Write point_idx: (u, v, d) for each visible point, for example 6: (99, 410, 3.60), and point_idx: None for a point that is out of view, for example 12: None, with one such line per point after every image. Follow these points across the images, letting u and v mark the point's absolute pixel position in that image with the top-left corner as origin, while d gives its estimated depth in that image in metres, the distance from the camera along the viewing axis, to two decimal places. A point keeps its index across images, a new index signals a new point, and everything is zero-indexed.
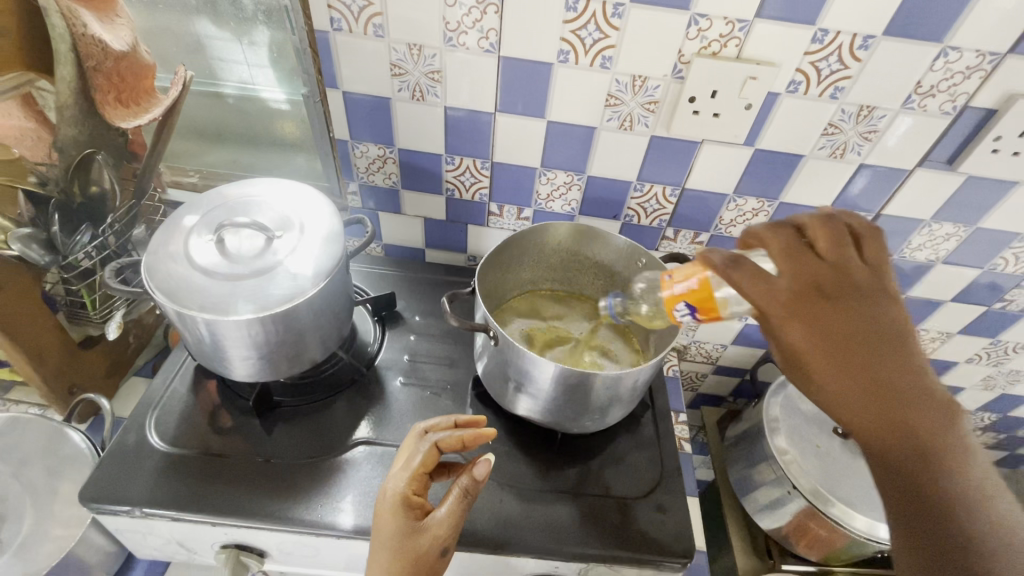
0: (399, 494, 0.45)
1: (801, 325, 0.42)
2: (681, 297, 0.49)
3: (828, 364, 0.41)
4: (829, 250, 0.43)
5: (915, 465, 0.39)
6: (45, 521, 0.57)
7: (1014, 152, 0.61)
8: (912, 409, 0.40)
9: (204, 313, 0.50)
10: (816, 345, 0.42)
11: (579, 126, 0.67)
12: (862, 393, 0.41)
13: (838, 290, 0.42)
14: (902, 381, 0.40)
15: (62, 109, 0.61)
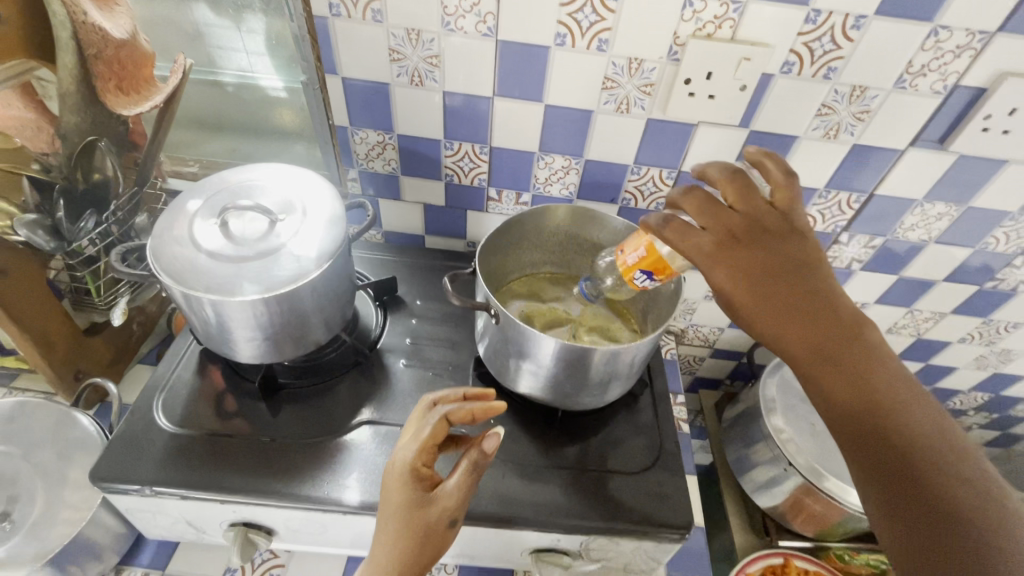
0: (408, 466, 0.44)
1: (729, 267, 0.47)
2: (635, 266, 0.54)
3: (758, 303, 0.46)
4: (740, 198, 0.48)
5: (854, 375, 0.45)
6: (56, 502, 0.58)
7: (1004, 130, 0.62)
8: (835, 330, 0.46)
9: (210, 295, 0.50)
10: (746, 286, 0.46)
11: (576, 110, 0.67)
12: (794, 321, 0.46)
13: (752, 234, 0.47)
14: (817, 308, 0.46)
15: (65, 97, 0.61)
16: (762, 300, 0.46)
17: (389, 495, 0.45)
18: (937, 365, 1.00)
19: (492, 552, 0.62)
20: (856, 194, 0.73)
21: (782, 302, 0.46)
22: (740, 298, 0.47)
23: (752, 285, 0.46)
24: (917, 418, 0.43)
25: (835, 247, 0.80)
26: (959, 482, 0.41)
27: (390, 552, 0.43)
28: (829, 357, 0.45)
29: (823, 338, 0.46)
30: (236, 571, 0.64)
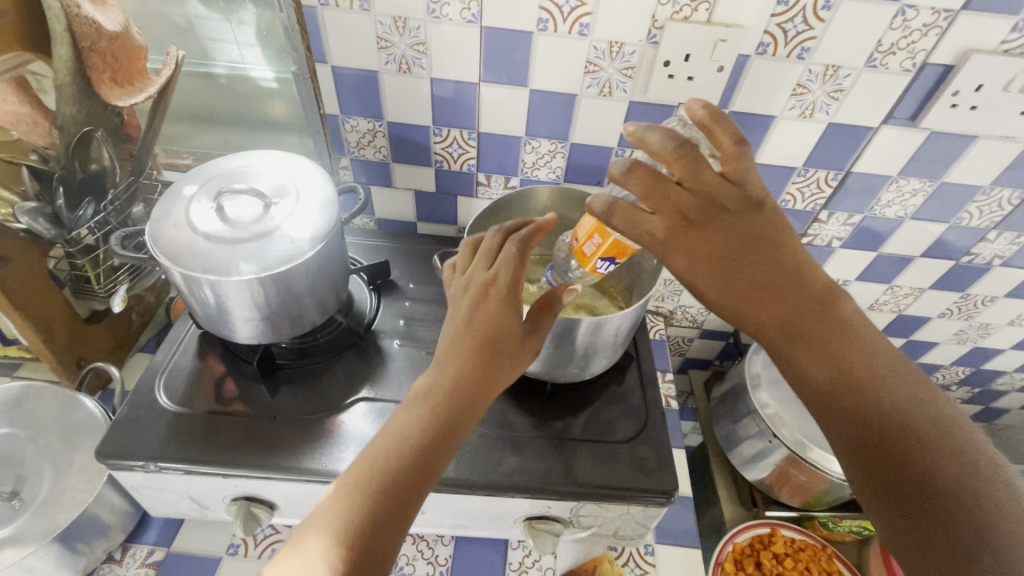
0: (509, 284, 0.48)
1: (686, 254, 0.47)
2: (595, 256, 0.51)
3: (719, 289, 0.48)
4: (685, 176, 0.44)
5: (813, 342, 0.48)
6: (62, 482, 0.60)
7: (971, 106, 0.65)
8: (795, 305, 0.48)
9: (209, 275, 0.52)
10: (705, 272, 0.47)
11: (560, 94, 0.69)
12: (753, 299, 0.48)
13: (704, 215, 0.46)
14: (775, 281, 0.47)
15: (61, 89, 0.63)
16: (725, 284, 0.48)
17: (473, 316, 0.47)
18: (919, 341, 1.03)
19: (486, 521, 0.65)
20: (833, 171, 0.75)
21: (744, 283, 0.47)
22: (703, 284, 0.48)
23: (712, 272, 0.47)
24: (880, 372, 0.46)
25: (815, 225, 0.83)
26: (920, 431, 0.44)
27: (461, 368, 0.46)
28: (792, 331, 0.48)
29: (784, 315, 0.48)
30: (239, 546, 0.66)
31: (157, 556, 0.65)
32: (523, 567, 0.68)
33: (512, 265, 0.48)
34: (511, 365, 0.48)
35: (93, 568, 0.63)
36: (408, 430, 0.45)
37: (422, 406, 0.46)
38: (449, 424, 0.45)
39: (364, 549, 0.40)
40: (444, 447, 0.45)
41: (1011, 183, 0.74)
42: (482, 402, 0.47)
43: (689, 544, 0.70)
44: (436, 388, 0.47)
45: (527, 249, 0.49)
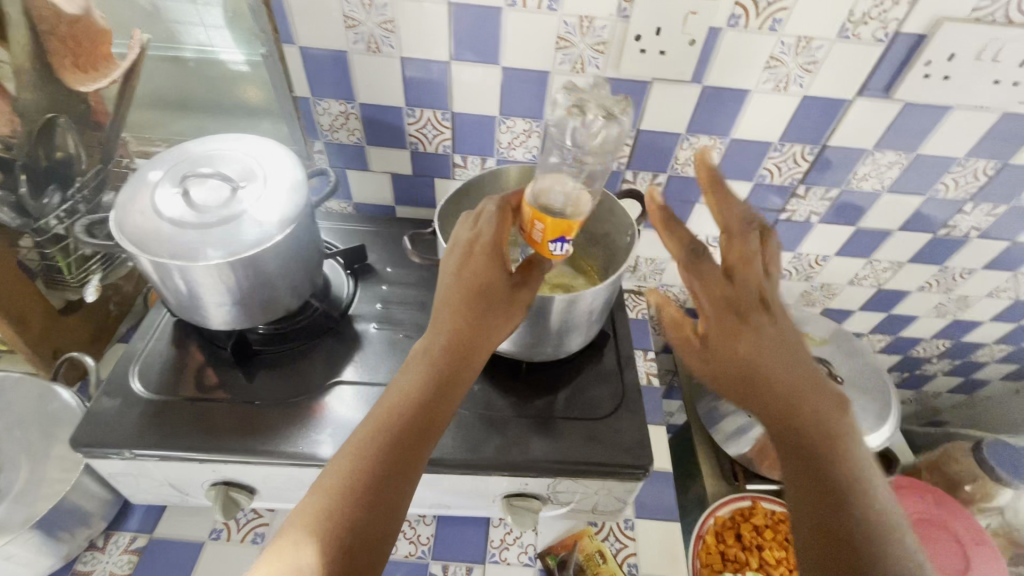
0: (492, 236, 0.51)
1: (739, 339, 0.46)
2: (545, 239, 0.50)
3: (736, 374, 0.47)
4: (744, 249, 0.48)
5: (817, 445, 0.46)
6: (40, 471, 0.60)
7: (944, 76, 0.65)
8: (807, 408, 0.46)
9: (176, 261, 0.52)
10: (737, 361, 0.46)
11: (532, 72, 0.69)
12: (771, 394, 0.46)
13: (748, 309, 0.47)
14: (796, 385, 0.46)
15: (20, 73, 0.61)
16: (746, 372, 0.46)
17: (459, 272, 0.51)
18: (900, 315, 1.04)
19: (465, 500, 0.66)
20: (809, 146, 0.75)
21: (767, 378, 0.46)
22: (732, 364, 0.46)
23: (757, 359, 0.46)
24: (865, 491, 0.45)
25: (793, 200, 0.83)
26: (892, 558, 0.41)
27: (455, 322, 0.49)
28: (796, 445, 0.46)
29: (798, 420, 0.46)
30: (222, 530, 0.67)
31: (140, 542, 0.65)
32: (505, 544, 0.69)
33: (491, 222, 0.52)
34: (504, 317, 0.51)
35: (76, 556, 0.63)
36: (404, 394, 0.47)
37: (421, 365, 0.48)
38: (448, 376, 0.48)
39: (364, 520, 0.42)
40: (440, 405, 0.47)
41: (986, 154, 0.74)
42: (478, 356, 0.50)
43: (668, 517, 0.72)
44: (431, 345, 0.49)
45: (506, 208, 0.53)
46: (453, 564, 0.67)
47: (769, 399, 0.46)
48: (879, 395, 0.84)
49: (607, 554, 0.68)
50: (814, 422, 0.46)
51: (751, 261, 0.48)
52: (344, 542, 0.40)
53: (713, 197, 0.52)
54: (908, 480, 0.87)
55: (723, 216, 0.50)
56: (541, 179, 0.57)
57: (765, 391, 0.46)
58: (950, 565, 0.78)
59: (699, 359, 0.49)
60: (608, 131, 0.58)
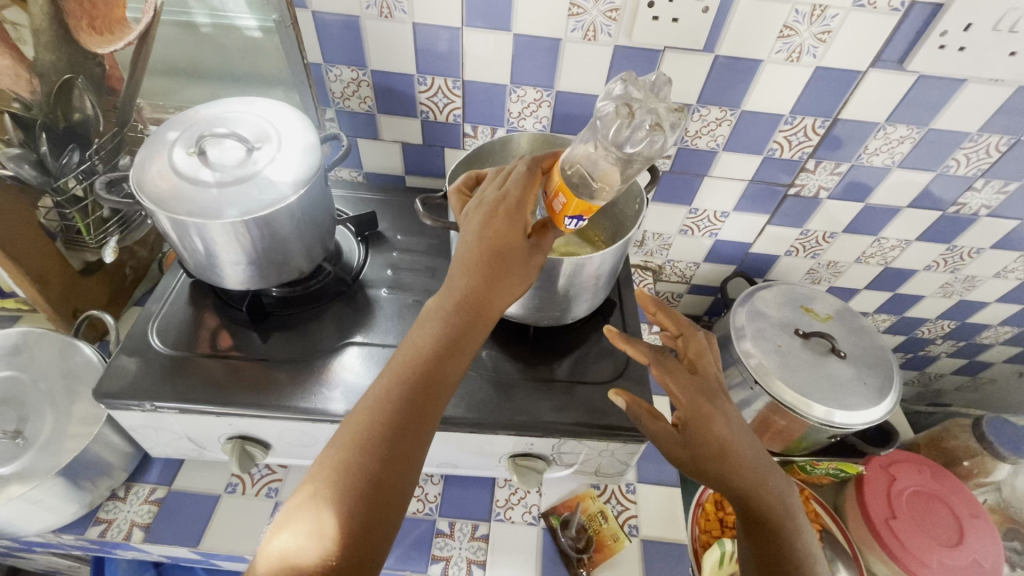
0: (515, 199, 0.51)
1: (713, 420, 0.51)
2: (563, 213, 0.50)
3: (710, 462, 0.51)
4: (699, 346, 0.58)
5: (773, 517, 0.51)
6: (64, 421, 0.62)
7: (960, 47, 0.64)
8: (767, 482, 0.51)
9: (193, 219, 0.53)
10: (713, 439, 0.51)
11: (544, 39, 0.69)
12: (743, 475, 0.51)
13: (711, 393, 0.54)
14: (759, 463, 0.52)
15: (38, 34, 0.62)
16: (721, 452, 0.51)
17: (482, 228, 0.51)
18: (905, 295, 1.05)
19: (472, 460, 0.68)
20: (821, 118, 0.74)
21: (739, 458, 0.51)
22: (711, 449, 0.51)
23: (728, 438, 0.51)
24: (810, 556, 0.50)
25: (802, 174, 0.83)
26: None
27: (470, 279, 0.50)
28: (752, 520, 0.52)
29: (757, 499, 0.51)
30: (238, 484, 0.70)
31: (159, 494, 0.68)
32: (509, 504, 0.71)
33: (519, 183, 0.52)
34: (523, 277, 0.51)
35: (99, 505, 0.66)
36: (418, 350, 0.48)
37: (434, 321, 0.49)
38: (459, 331, 0.49)
39: (385, 464, 0.43)
40: (455, 361, 0.48)
41: (999, 129, 0.73)
42: (492, 312, 0.50)
43: (669, 483, 0.73)
44: (444, 302, 0.50)
45: (532, 172, 0.53)
46: (459, 521, 0.69)
47: (737, 483, 0.51)
48: (882, 369, 0.85)
49: (609, 515, 0.70)
50: (772, 497, 0.51)
51: (704, 353, 0.57)
52: (367, 483, 0.42)
53: (665, 312, 0.61)
54: (907, 456, 0.88)
55: (670, 318, 0.60)
56: (583, 142, 0.56)
57: (736, 475, 0.50)
58: (944, 537, 0.79)
59: (675, 447, 0.53)
60: (651, 140, 0.54)
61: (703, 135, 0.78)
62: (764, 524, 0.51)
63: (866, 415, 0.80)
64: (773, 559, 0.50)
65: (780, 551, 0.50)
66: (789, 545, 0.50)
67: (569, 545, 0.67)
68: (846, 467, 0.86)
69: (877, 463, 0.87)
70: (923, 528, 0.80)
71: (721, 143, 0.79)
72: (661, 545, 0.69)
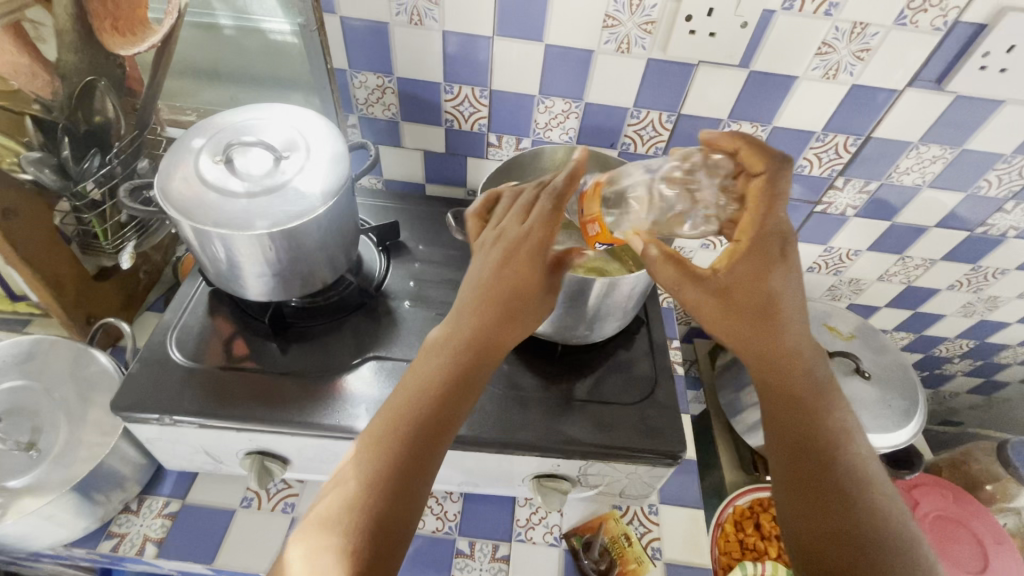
0: (534, 241, 0.50)
1: (756, 280, 0.48)
2: (594, 238, 0.53)
3: (731, 325, 0.50)
4: (761, 190, 0.47)
5: (789, 390, 0.52)
6: (78, 431, 0.61)
7: (1001, 69, 0.63)
8: (792, 347, 0.51)
9: (220, 229, 0.52)
10: (757, 292, 0.48)
11: (577, 50, 0.67)
12: (765, 336, 0.50)
13: (758, 249, 0.48)
14: (786, 328, 0.50)
15: (62, 35, 0.60)
16: (761, 304, 0.49)
17: (500, 266, 0.50)
18: (926, 313, 1.03)
19: (494, 479, 0.66)
20: (853, 137, 0.73)
21: (760, 319, 0.49)
22: (747, 304, 0.49)
23: (771, 294, 0.48)
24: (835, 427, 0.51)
25: (830, 192, 0.81)
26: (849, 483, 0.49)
27: (481, 314, 0.49)
28: (773, 389, 0.52)
29: (787, 370, 0.51)
30: (253, 499, 0.68)
31: (173, 507, 0.66)
32: (530, 524, 0.70)
33: (541, 222, 0.51)
34: (533, 315, 0.51)
35: (111, 518, 0.64)
36: (429, 378, 0.47)
37: (442, 350, 0.49)
38: (468, 366, 0.48)
39: (392, 491, 0.42)
40: (464, 391, 0.48)
41: None
42: (502, 348, 0.50)
43: (692, 504, 0.72)
44: (454, 336, 0.49)
45: (556, 211, 0.51)
46: (480, 541, 0.68)
47: (774, 349, 0.50)
48: (907, 391, 0.83)
49: (633, 537, 0.69)
50: (796, 365, 0.51)
51: (765, 206, 0.47)
52: (376, 515, 0.41)
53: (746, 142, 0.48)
54: (931, 478, 0.86)
55: (751, 153, 0.48)
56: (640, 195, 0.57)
57: (768, 337, 0.50)
58: (968, 563, 0.78)
59: (706, 302, 0.49)
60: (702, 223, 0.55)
61: None
62: (793, 404, 0.52)
63: (890, 438, 0.79)
64: (803, 446, 0.51)
65: (810, 435, 0.51)
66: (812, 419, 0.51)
67: (591, 568, 0.65)
68: None
69: (899, 486, 0.85)
70: (947, 553, 0.79)
71: None
72: (685, 568, 0.67)
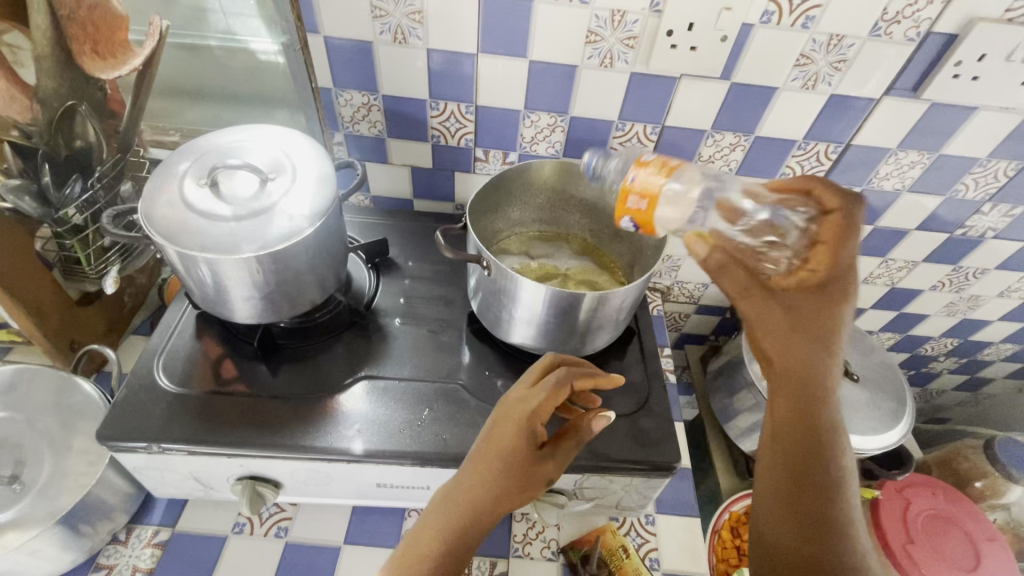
0: (528, 413, 0.49)
1: (810, 307, 0.46)
2: (627, 212, 0.51)
3: (768, 333, 0.49)
4: (835, 229, 0.44)
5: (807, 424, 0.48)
6: (63, 463, 0.59)
7: (973, 77, 0.65)
8: (823, 379, 0.48)
9: (206, 254, 0.51)
10: (813, 316, 0.46)
11: (561, 66, 0.68)
12: (798, 359, 0.48)
13: (820, 282, 0.46)
14: (819, 360, 0.47)
15: (40, 61, 0.60)
16: (821, 327, 0.46)
17: (492, 434, 0.49)
18: (909, 314, 1.05)
19: None
20: (833, 144, 0.75)
21: (796, 343, 0.48)
22: (796, 323, 0.47)
23: (816, 319, 0.46)
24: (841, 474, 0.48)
25: None
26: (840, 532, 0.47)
27: (481, 474, 0.48)
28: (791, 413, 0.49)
29: (826, 402, 0.48)
30: (245, 524, 0.67)
31: (162, 536, 0.65)
32: (528, 539, 0.69)
33: (540, 395, 0.49)
34: (528, 485, 0.48)
35: (98, 550, 0.63)
36: (434, 533, 0.47)
37: (447, 501, 0.48)
38: (467, 525, 0.47)
39: None
40: (463, 544, 0.47)
41: (1007, 155, 0.74)
42: (496, 513, 0.48)
43: (688, 513, 0.72)
44: (456, 490, 0.48)
45: (554, 388, 0.50)
46: (477, 558, 0.67)
47: (820, 374, 0.48)
48: (895, 393, 0.85)
49: (631, 548, 0.68)
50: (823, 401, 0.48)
51: (839, 241, 0.44)
52: None
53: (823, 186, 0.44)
54: (921, 478, 0.88)
55: (824, 191, 0.44)
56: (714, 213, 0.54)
57: (802, 360, 0.48)
58: (960, 560, 0.79)
59: (768, 312, 0.49)
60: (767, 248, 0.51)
61: (716, 160, 0.78)
62: (815, 437, 0.48)
63: (881, 440, 0.80)
64: (807, 480, 0.48)
65: (815, 474, 0.48)
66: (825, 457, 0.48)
67: None
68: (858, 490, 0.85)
69: (892, 487, 0.85)
70: (940, 551, 0.79)
71: (734, 168, 0.79)
72: None
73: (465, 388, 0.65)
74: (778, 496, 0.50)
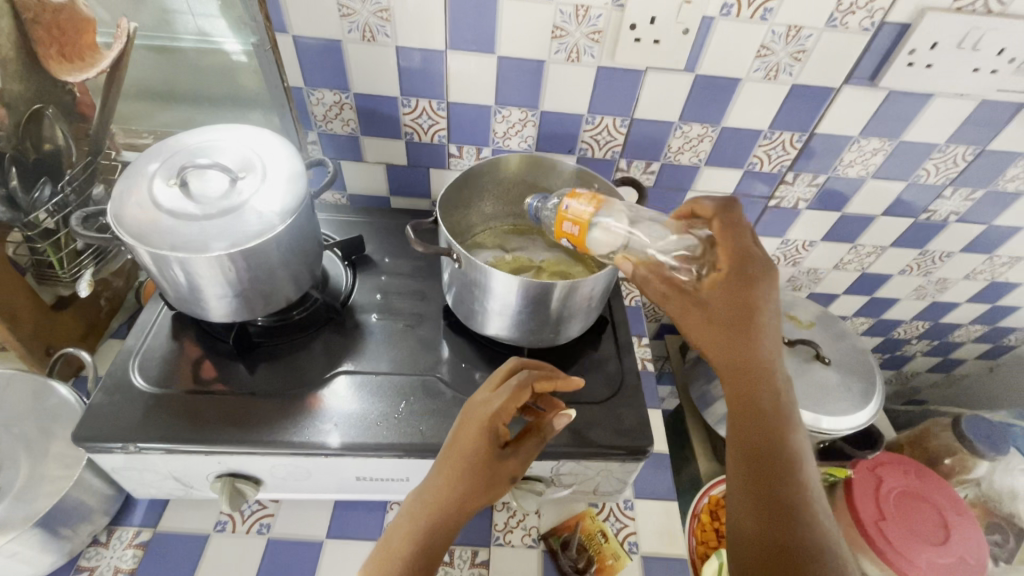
0: (489, 417, 0.49)
1: (730, 299, 0.50)
2: (565, 235, 0.59)
3: (699, 332, 0.52)
4: (723, 227, 0.51)
5: (754, 409, 0.51)
6: (40, 466, 0.59)
7: (928, 65, 0.67)
8: (758, 365, 0.51)
9: (177, 253, 0.51)
10: (735, 308, 0.50)
11: (528, 61, 0.69)
12: (731, 350, 0.51)
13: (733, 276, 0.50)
14: (753, 348, 0.50)
15: (5, 65, 0.59)
16: (738, 319, 0.50)
17: (455, 438, 0.50)
18: (881, 298, 1.08)
19: None
20: (798, 133, 0.77)
21: (726, 337, 0.51)
22: (723, 318, 0.51)
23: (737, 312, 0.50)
24: (794, 454, 0.50)
25: (782, 186, 0.85)
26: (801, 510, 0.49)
27: (448, 476, 0.49)
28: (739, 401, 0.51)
29: (762, 383, 0.51)
30: (227, 522, 0.67)
31: (144, 536, 0.65)
32: (509, 527, 0.70)
33: (501, 399, 0.50)
34: (494, 483, 0.50)
35: (79, 552, 0.63)
36: (408, 534, 0.48)
37: (419, 503, 0.49)
38: (439, 524, 0.48)
39: None
40: (438, 541, 0.48)
41: (965, 139, 0.77)
42: (466, 511, 0.49)
43: (666, 496, 0.74)
44: (427, 492, 0.49)
45: (517, 390, 0.51)
46: (459, 548, 0.68)
47: (747, 358, 0.50)
48: (865, 374, 0.87)
49: (609, 533, 0.70)
50: (765, 387, 0.51)
51: (736, 239, 0.51)
52: None
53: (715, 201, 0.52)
54: (894, 457, 0.90)
55: (700, 204, 0.53)
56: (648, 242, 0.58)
57: (733, 350, 0.51)
58: (931, 535, 0.81)
59: (688, 311, 0.52)
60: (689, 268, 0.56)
61: (685, 151, 0.79)
62: (761, 420, 0.50)
63: (852, 420, 0.82)
64: (765, 466, 0.50)
65: (773, 456, 0.50)
66: (775, 439, 0.50)
67: (569, 566, 0.67)
68: (833, 471, 0.88)
69: (864, 466, 0.88)
70: (911, 527, 0.81)
71: (703, 158, 0.80)
72: (661, 560, 0.68)
73: (442, 381, 0.66)
74: (736, 483, 0.51)
